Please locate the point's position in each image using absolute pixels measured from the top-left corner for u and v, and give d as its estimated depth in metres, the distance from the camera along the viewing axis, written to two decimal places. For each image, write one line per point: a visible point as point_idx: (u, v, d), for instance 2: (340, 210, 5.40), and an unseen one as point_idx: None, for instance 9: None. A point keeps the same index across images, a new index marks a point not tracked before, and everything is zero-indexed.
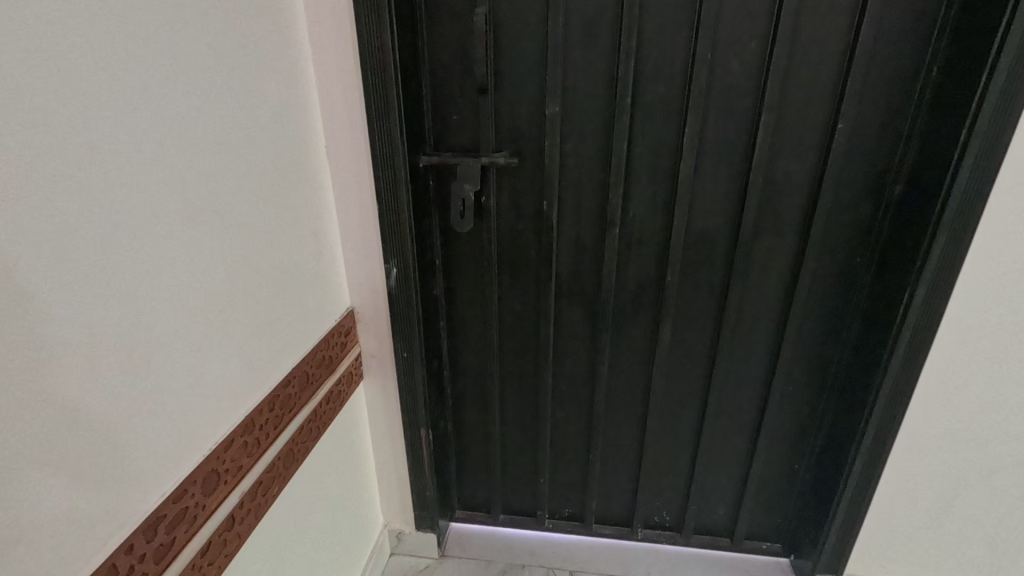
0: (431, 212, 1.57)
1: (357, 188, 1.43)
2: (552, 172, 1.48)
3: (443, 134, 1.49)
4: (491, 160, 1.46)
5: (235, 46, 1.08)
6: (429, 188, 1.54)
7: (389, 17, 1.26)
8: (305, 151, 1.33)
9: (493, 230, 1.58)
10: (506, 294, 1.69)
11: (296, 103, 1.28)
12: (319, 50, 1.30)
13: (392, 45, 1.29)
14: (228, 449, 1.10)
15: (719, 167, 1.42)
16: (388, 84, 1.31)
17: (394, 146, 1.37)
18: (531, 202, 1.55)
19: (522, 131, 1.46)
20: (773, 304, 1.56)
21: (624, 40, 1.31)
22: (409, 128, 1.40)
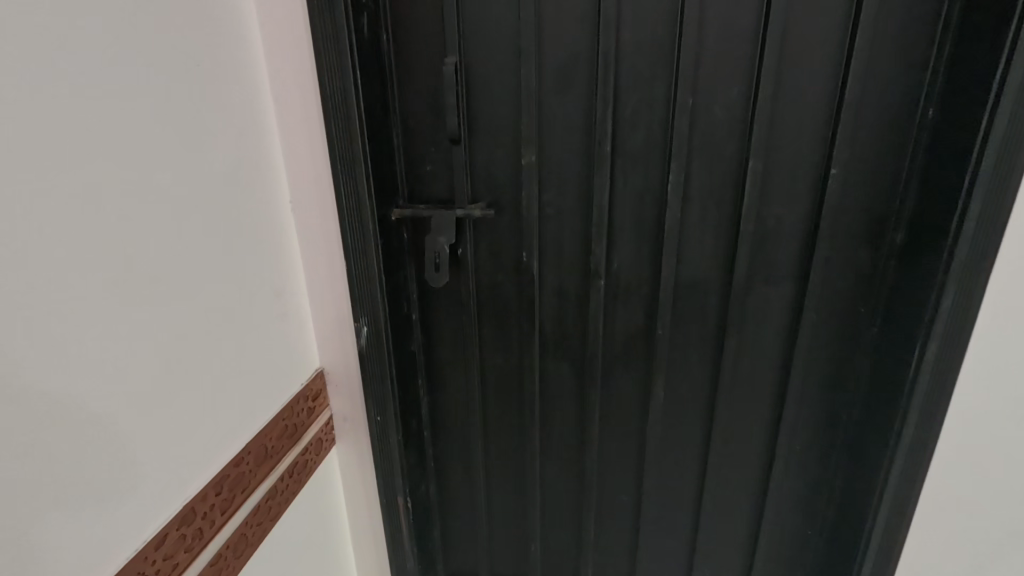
0: (407, 266, 1.49)
1: (325, 244, 1.36)
2: (531, 222, 1.41)
3: (415, 185, 1.42)
4: (467, 212, 1.39)
5: (189, 102, 1.02)
6: (404, 241, 1.46)
7: (354, 70, 1.22)
8: (267, 207, 1.26)
9: (470, 283, 1.50)
10: (488, 349, 1.59)
11: (256, 157, 1.22)
12: (282, 102, 1.25)
13: (358, 98, 1.24)
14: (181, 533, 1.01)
15: (706, 215, 1.34)
16: (355, 138, 1.25)
17: (363, 199, 1.30)
18: (510, 254, 1.46)
19: (498, 180, 1.39)
20: (772, 358, 1.44)
21: (602, 87, 1.26)
22: (379, 181, 1.34)
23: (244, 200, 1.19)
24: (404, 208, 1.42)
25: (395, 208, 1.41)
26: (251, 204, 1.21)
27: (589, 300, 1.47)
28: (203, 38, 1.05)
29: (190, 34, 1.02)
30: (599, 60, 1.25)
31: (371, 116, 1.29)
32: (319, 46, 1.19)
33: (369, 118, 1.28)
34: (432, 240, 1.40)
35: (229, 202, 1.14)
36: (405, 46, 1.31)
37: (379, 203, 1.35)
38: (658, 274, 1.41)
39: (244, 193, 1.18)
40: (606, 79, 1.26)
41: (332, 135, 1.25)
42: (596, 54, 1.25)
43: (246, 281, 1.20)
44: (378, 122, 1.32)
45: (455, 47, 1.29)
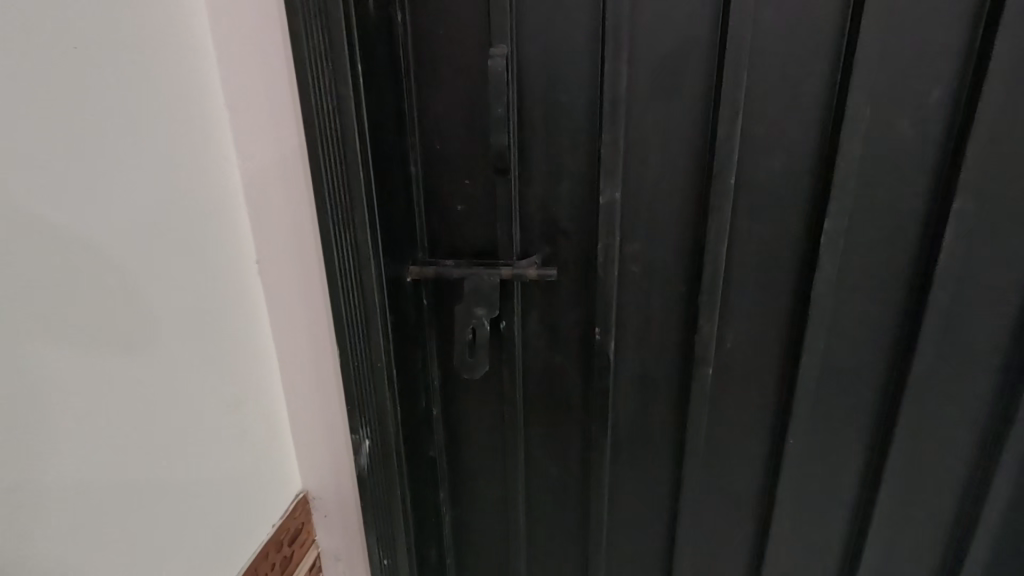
0: (427, 344, 1.05)
1: (308, 325, 0.93)
2: (608, 287, 0.97)
3: (440, 233, 0.99)
4: (517, 273, 0.95)
5: (49, 135, 0.60)
6: (423, 309, 1.02)
7: (356, 69, 0.77)
8: (226, 266, 0.84)
9: (515, 368, 1.06)
10: (537, 454, 1.14)
11: (208, 191, 0.80)
12: (242, 122, 0.82)
13: (362, 113, 0.79)
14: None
15: (873, 277, 0.91)
16: (355, 174, 0.81)
17: (369, 265, 0.85)
18: (575, 328, 1.02)
19: (561, 228, 0.96)
20: (953, 478, 1.00)
21: (728, 92, 0.83)
22: (390, 232, 0.89)
23: (177, 278, 0.75)
24: (425, 265, 0.98)
25: (411, 267, 0.97)
26: (190, 281, 0.77)
27: (686, 393, 1.03)
28: (90, 21, 0.63)
29: (54, 17, 0.59)
30: (726, 56, 0.82)
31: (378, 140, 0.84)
32: (296, 30, 0.74)
33: (377, 141, 0.83)
34: (464, 312, 0.96)
35: (144, 285, 0.70)
36: (430, 30, 0.87)
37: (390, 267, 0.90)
38: (795, 357, 0.98)
39: (177, 266, 0.75)
40: (735, 82, 0.83)
41: (317, 169, 0.80)
42: (721, 46, 0.83)
43: (174, 404, 0.76)
44: (389, 147, 0.87)
45: (506, 35, 0.85)
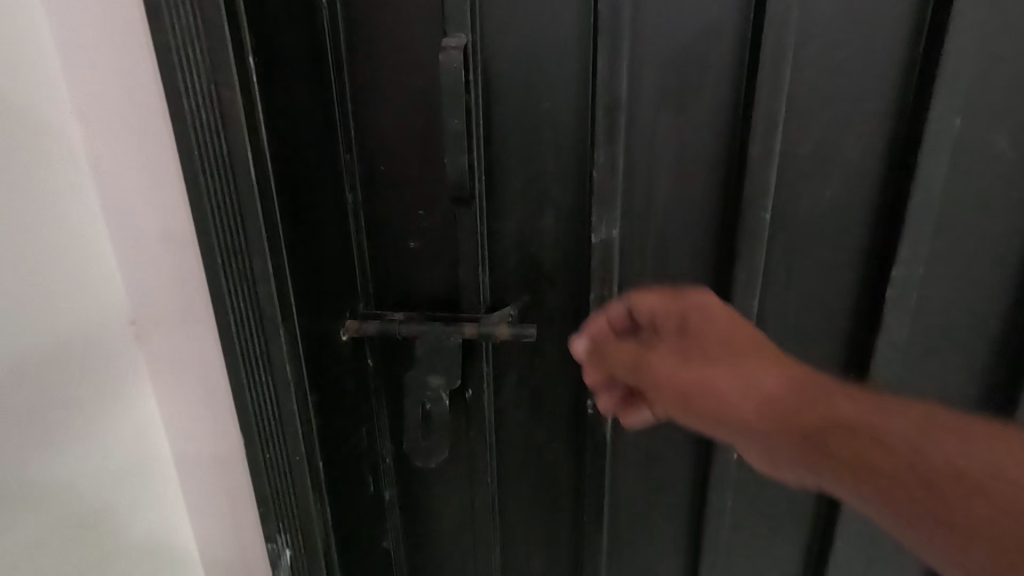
0: (373, 417, 0.83)
1: (202, 407, 0.69)
2: None
3: (388, 277, 0.77)
4: (485, 333, 0.73)
5: None
6: (366, 373, 0.80)
7: (246, 71, 0.53)
8: (74, 300, 0.61)
9: (485, 448, 0.83)
10: (517, 549, 0.91)
11: (46, 200, 0.57)
12: (97, 135, 0.58)
13: (259, 132, 0.56)
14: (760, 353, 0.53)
15: (951, 339, 0.69)
16: (252, 215, 0.58)
17: (278, 334, 0.63)
18: (562, 399, 0.80)
19: (543, 273, 0.74)
20: None
21: (765, 98, 0.62)
22: (314, 283, 0.66)
23: None
24: (370, 318, 0.76)
25: (350, 322, 0.75)
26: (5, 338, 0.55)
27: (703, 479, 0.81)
28: None
29: None
30: (763, 50, 0.60)
31: (284, 171, 0.59)
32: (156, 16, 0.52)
33: (284, 169, 0.59)
34: (416, 381, 0.75)
35: None
36: (367, 14, 0.65)
37: (313, 334, 0.67)
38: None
39: None
40: (774, 86, 0.61)
41: (203, 206, 0.58)
42: (754, 38, 0.62)
43: None
44: (310, 173, 0.64)
45: (467, 21, 0.64)
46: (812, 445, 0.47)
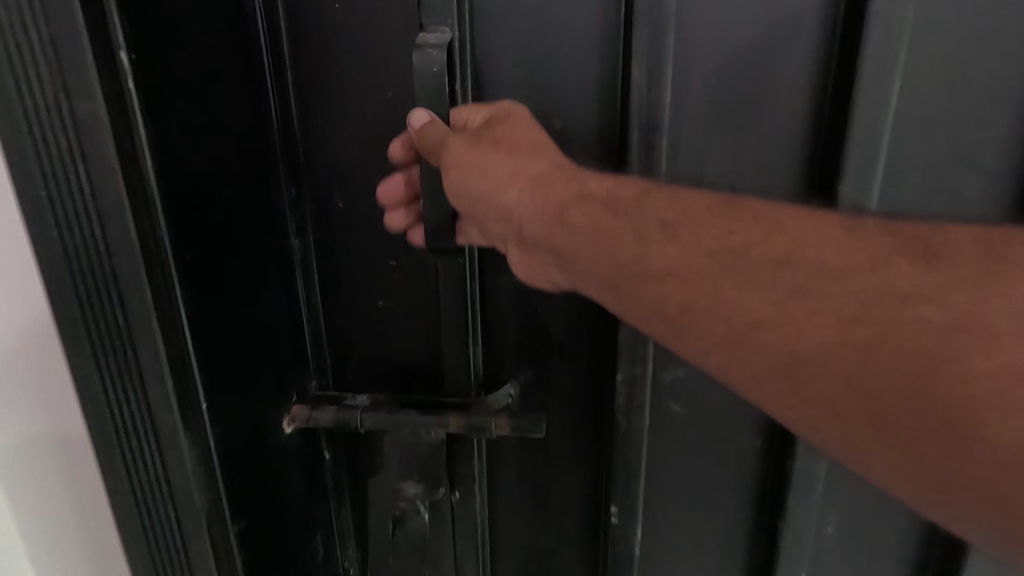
0: (329, 526, 0.63)
1: (86, 539, 0.50)
2: (632, 444, 0.56)
3: (350, 347, 0.59)
4: (473, 429, 0.55)
5: None
6: (319, 471, 0.61)
7: (118, 73, 0.36)
8: None
9: (475, 565, 0.64)
10: None
11: None
12: None
13: (142, 164, 0.38)
14: (862, 278, 0.34)
15: None
16: (132, 283, 0.39)
17: (179, 453, 0.43)
18: (575, 500, 0.62)
19: (551, 341, 0.57)
20: None
21: (862, 116, 0.46)
22: (242, 367, 0.48)
23: None
24: (325, 403, 0.58)
25: (291, 418, 0.56)
26: None
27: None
28: None
29: None
30: (863, 54, 0.44)
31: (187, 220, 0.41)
32: None
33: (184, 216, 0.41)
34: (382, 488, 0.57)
35: None
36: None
37: (235, 443, 0.48)
38: (944, 556, 0.58)
39: None
40: (876, 101, 0.45)
41: (63, 273, 0.39)
42: (848, 39, 0.45)
43: None
44: (230, 217, 0.46)
45: (450, 10, 0.46)
46: (593, 261, 0.41)
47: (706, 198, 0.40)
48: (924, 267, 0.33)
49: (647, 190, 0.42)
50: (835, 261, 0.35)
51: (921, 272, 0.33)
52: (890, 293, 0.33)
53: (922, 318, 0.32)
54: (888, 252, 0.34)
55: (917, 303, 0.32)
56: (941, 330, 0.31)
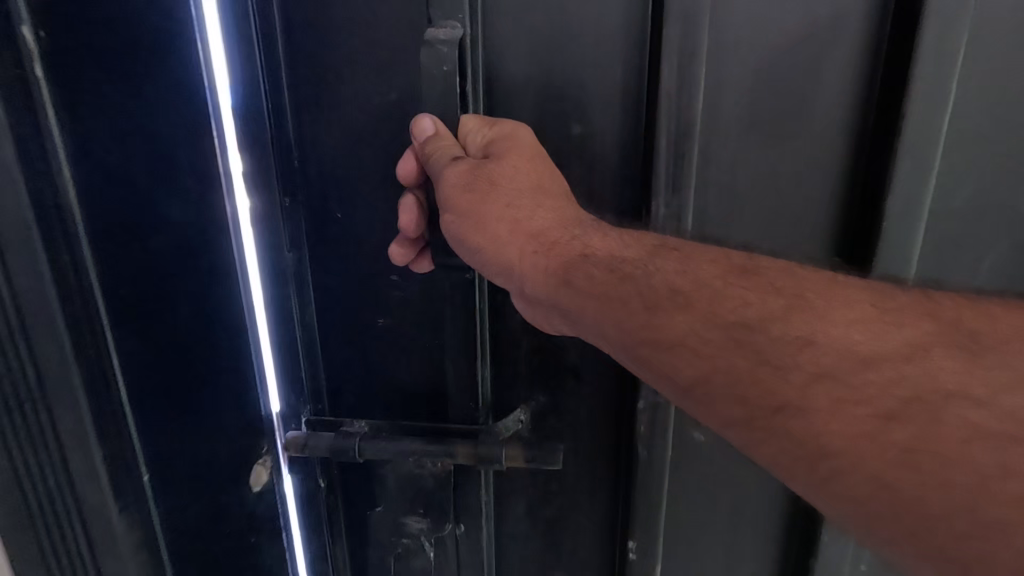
0: (322, 562, 0.58)
1: None
2: (653, 477, 0.52)
3: (346, 368, 0.55)
4: (480, 459, 0.51)
5: None
6: (312, 503, 0.56)
7: (21, 55, 0.32)
8: None
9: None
10: None
11: None
12: None
13: (54, 158, 0.34)
14: (905, 364, 0.30)
15: None
16: (34, 304, 0.34)
17: (101, 498, 0.37)
18: (588, 535, 0.57)
19: (565, 365, 0.53)
20: None
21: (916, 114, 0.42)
22: (168, 397, 0.43)
23: None
24: (322, 429, 0.53)
25: (263, 466, 0.52)
26: None
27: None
28: None
29: None
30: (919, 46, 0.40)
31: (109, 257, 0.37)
32: None
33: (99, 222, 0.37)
34: (382, 517, 0.54)
35: None
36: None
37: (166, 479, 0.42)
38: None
39: None
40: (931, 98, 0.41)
41: None
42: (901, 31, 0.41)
43: None
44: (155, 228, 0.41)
45: (461, 4, 0.42)
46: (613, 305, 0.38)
47: (720, 263, 0.37)
48: (967, 348, 0.31)
49: (659, 250, 0.39)
50: (869, 342, 0.32)
51: (970, 357, 0.30)
52: (930, 357, 0.31)
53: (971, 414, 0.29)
54: (925, 332, 0.32)
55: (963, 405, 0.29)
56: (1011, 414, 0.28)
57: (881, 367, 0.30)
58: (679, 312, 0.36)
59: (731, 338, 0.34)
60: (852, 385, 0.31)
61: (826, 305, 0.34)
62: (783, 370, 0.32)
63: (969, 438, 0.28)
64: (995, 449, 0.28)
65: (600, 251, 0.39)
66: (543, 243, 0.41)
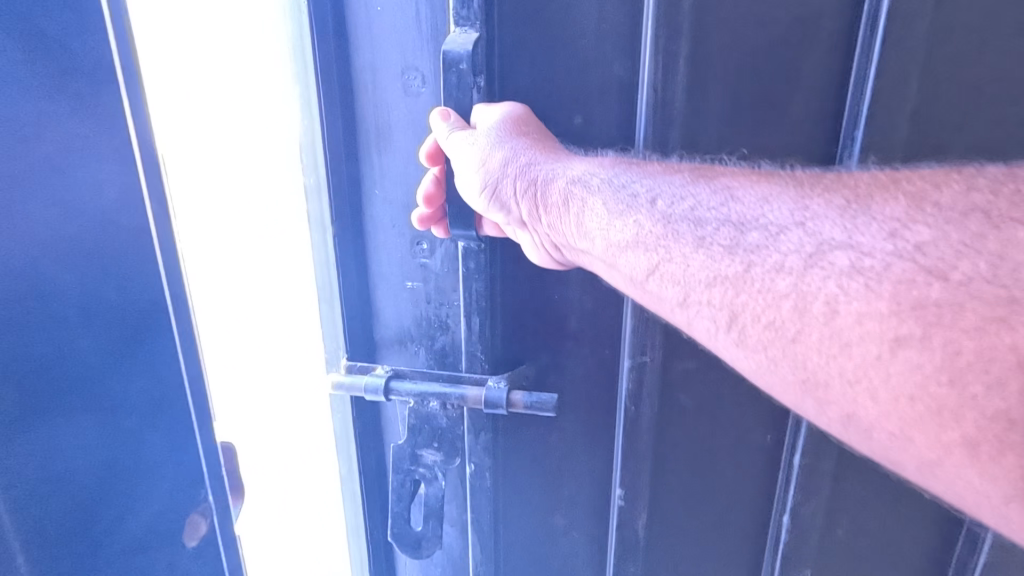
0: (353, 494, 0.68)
1: None
2: (640, 431, 0.59)
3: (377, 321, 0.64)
4: (490, 403, 0.58)
5: None
6: (348, 439, 0.66)
7: None
8: None
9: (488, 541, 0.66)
10: None
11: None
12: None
13: None
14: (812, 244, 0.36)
15: None
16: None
17: None
18: (583, 483, 0.64)
19: (566, 329, 0.60)
20: None
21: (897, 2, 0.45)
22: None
23: None
24: (355, 373, 0.63)
25: (200, 517, 0.43)
26: None
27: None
28: None
29: None
30: None
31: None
32: None
33: None
34: (406, 453, 0.62)
35: None
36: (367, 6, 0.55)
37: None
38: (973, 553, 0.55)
39: None
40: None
41: None
42: None
43: None
44: None
45: (478, 11, 0.49)
46: (589, 207, 0.48)
47: (680, 171, 0.47)
48: (848, 208, 0.37)
49: (627, 165, 0.48)
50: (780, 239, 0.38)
51: (847, 217, 0.36)
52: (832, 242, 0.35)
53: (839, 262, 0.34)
54: (827, 207, 0.37)
55: (837, 246, 0.35)
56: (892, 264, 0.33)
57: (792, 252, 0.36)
58: (641, 215, 0.45)
59: (674, 235, 0.43)
60: (760, 262, 0.37)
61: (752, 204, 0.41)
62: (713, 263, 0.39)
63: (830, 274, 0.34)
64: (849, 280, 0.33)
65: (580, 172, 0.48)
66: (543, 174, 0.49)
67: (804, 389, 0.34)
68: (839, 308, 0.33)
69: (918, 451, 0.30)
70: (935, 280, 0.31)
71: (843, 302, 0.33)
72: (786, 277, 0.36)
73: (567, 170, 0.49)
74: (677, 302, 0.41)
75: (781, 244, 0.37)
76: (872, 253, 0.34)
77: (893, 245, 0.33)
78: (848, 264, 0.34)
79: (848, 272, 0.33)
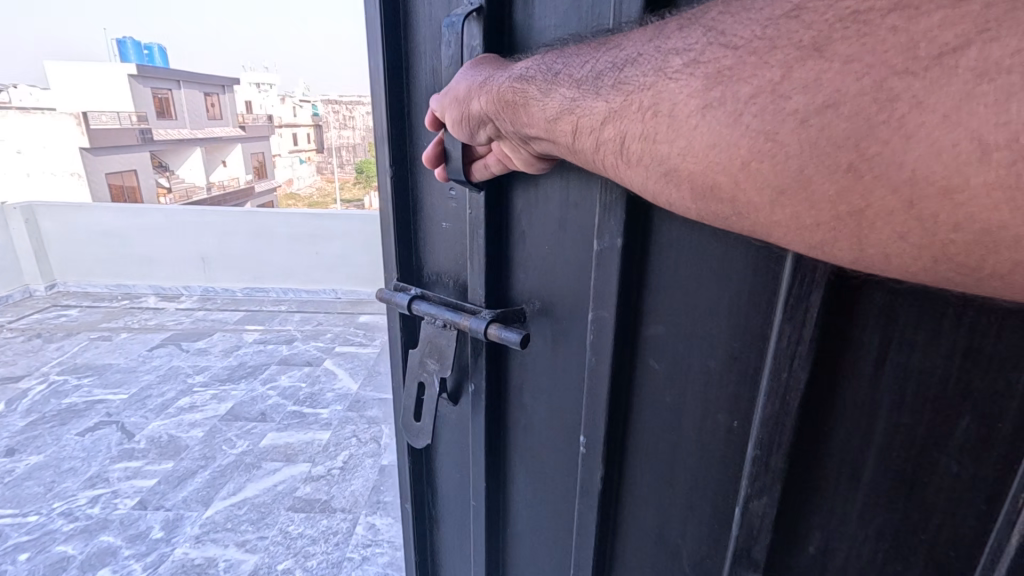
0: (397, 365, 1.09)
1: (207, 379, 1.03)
2: (603, 348, 0.82)
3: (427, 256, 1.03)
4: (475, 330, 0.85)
5: None
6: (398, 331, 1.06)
7: None
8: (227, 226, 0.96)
9: (494, 405, 1.01)
10: (517, 505, 1.06)
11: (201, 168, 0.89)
12: None
13: None
14: (671, 58, 0.54)
15: None
16: None
17: None
18: (549, 362, 0.92)
19: (552, 264, 0.87)
20: None
21: None
22: None
23: None
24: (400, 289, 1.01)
25: None
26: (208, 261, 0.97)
27: (849, 558, 0.67)
28: None
29: None
30: None
31: None
32: None
33: None
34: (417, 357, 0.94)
35: None
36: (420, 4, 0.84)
37: None
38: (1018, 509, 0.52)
39: None
40: None
41: None
42: None
43: None
44: None
45: None
46: (526, 100, 0.68)
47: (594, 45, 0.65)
48: (707, 17, 0.54)
49: (552, 56, 0.70)
50: (654, 60, 0.56)
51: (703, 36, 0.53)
52: (685, 55, 0.53)
53: (683, 77, 0.52)
54: (687, 27, 0.55)
55: (679, 55, 0.54)
56: (718, 62, 0.50)
57: (656, 69, 0.55)
58: (562, 89, 0.64)
59: (583, 93, 0.62)
60: (632, 86, 0.57)
61: (633, 44, 0.60)
62: (606, 102, 0.59)
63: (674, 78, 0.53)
64: (684, 71, 0.53)
65: (520, 73, 0.69)
66: (489, 96, 0.71)
67: (666, 178, 0.55)
68: (676, 97, 0.53)
69: (717, 166, 0.50)
70: (731, 52, 0.49)
71: (678, 92, 0.52)
72: (646, 89, 0.55)
73: (511, 75, 0.71)
74: (593, 147, 0.62)
75: (645, 67, 0.57)
76: (692, 46, 0.53)
77: (711, 37, 0.52)
78: (683, 63, 0.53)
79: (678, 67, 0.53)
